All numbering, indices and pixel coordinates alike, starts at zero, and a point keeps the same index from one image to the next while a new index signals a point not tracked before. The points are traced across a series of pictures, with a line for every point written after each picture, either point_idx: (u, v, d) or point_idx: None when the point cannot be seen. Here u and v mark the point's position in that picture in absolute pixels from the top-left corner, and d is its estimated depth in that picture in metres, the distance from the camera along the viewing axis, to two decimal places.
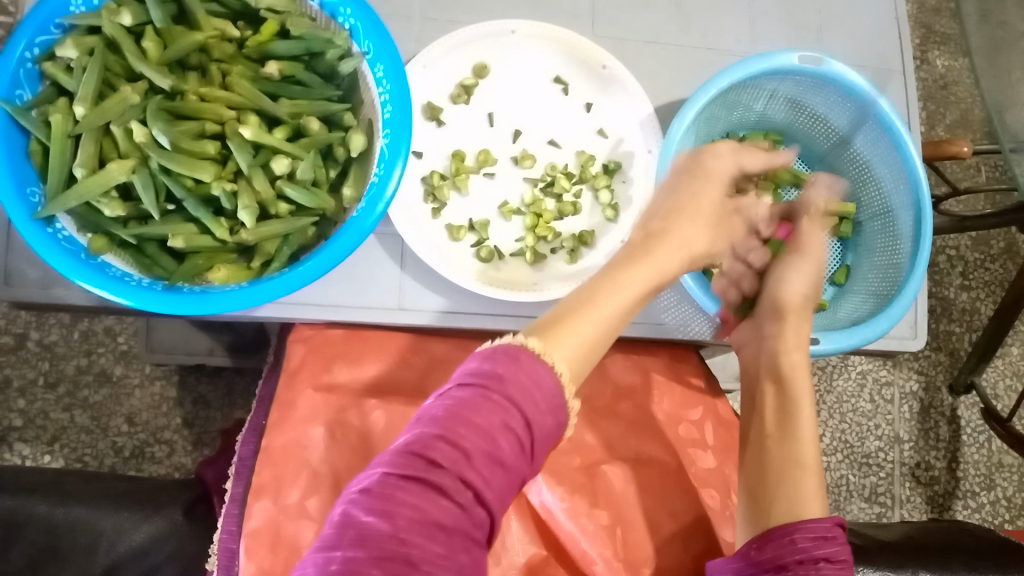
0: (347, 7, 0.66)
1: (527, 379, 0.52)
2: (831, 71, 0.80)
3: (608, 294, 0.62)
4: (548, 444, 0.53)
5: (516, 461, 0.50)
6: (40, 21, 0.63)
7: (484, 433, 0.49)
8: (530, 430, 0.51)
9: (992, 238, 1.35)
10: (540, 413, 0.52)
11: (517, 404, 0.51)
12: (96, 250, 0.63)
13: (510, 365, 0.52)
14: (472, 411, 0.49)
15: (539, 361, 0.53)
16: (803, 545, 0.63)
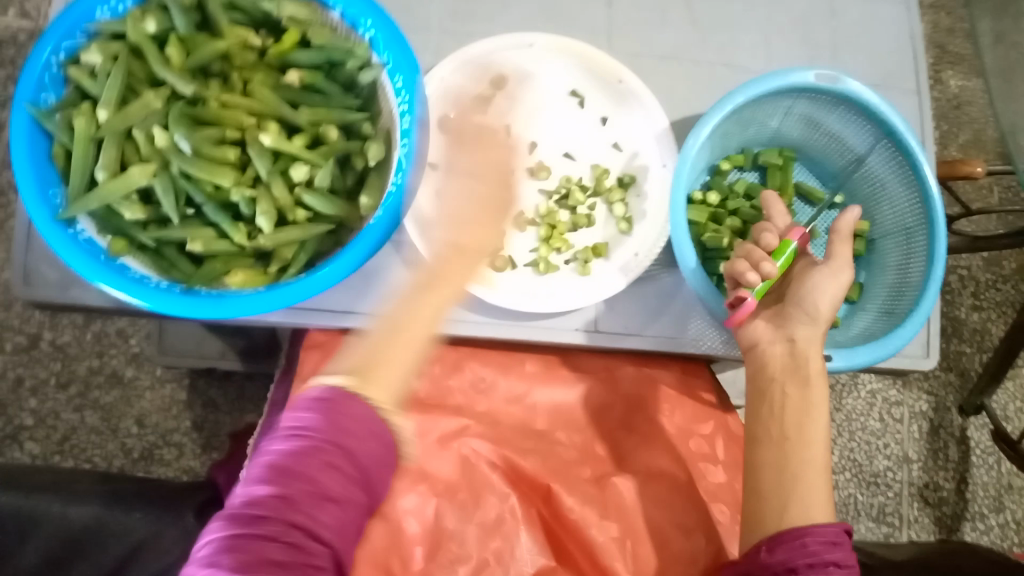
0: (367, 19, 0.67)
1: (341, 420, 0.54)
2: (847, 90, 0.81)
3: (389, 329, 0.58)
4: (379, 466, 0.55)
5: (353, 492, 0.53)
6: (67, 27, 0.64)
7: (315, 473, 0.52)
8: (355, 460, 0.54)
9: (1005, 258, 1.34)
10: (358, 443, 0.54)
11: (342, 446, 0.53)
12: (115, 252, 0.64)
13: (328, 410, 0.54)
14: (308, 456, 0.52)
15: (356, 402, 0.54)
16: (814, 548, 0.63)
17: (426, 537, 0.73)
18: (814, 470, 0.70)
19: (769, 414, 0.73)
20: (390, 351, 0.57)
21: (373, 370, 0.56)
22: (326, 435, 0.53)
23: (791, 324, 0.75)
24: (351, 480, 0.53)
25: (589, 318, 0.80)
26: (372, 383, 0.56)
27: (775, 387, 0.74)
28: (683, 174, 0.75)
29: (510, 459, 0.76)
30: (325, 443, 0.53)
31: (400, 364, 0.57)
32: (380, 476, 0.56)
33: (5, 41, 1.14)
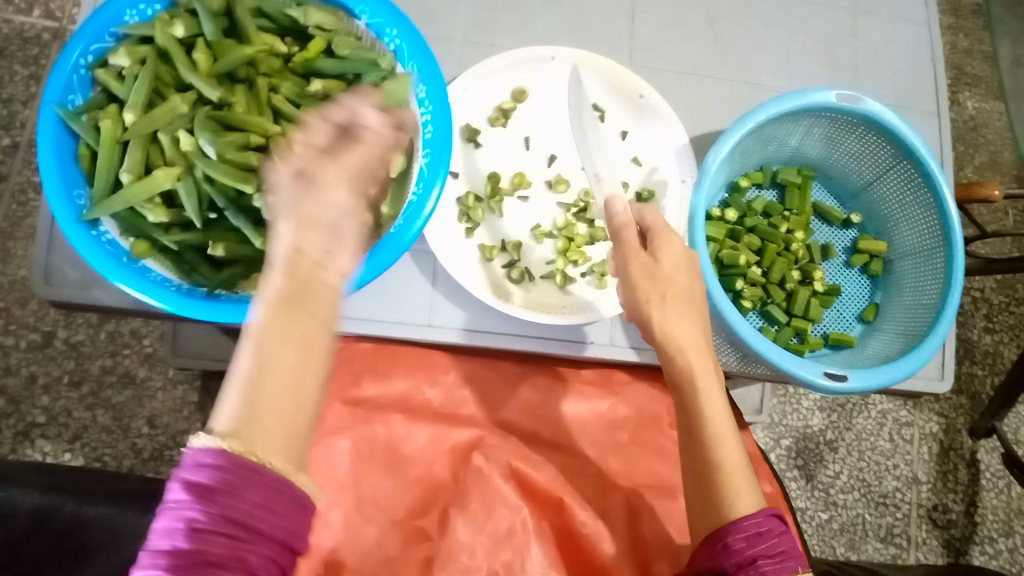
0: (393, 29, 0.68)
1: (219, 475, 0.39)
2: (869, 110, 0.81)
3: (246, 378, 0.41)
4: (285, 517, 0.40)
5: (257, 552, 0.39)
6: (95, 30, 0.64)
7: (191, 542, 0.38)
8: (245, 523, 0.39)
9: (1018, 282, 1.34)
10: (246, 495, 0.39)
11: (224, 500, 0.39)
12: (137, 254, 0.64)
13: (198, 469, 0.39)
14: (180, 533, 0.38)
15: (227, 457, 0.39)
16: (736, 547, 0.54)
17: (435, 547, 0.73)
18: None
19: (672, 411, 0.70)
20: (258, 397, 0.41)
21: (236, 426, 0.40)
22: (197, 496, 0.39)
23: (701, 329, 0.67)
24: (247, 542, 0.39)
25: (606, 333, 0.80)
26: (247, 435, 0.40)
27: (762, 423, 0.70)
28: (704, 188, 0.76)
29: (520, 472, 0.76)
30: (199, 507, 0.38)
31: (285, 409, 0.42)
32: (296, 525, 0.41)
33: (29, 40, 1.15)
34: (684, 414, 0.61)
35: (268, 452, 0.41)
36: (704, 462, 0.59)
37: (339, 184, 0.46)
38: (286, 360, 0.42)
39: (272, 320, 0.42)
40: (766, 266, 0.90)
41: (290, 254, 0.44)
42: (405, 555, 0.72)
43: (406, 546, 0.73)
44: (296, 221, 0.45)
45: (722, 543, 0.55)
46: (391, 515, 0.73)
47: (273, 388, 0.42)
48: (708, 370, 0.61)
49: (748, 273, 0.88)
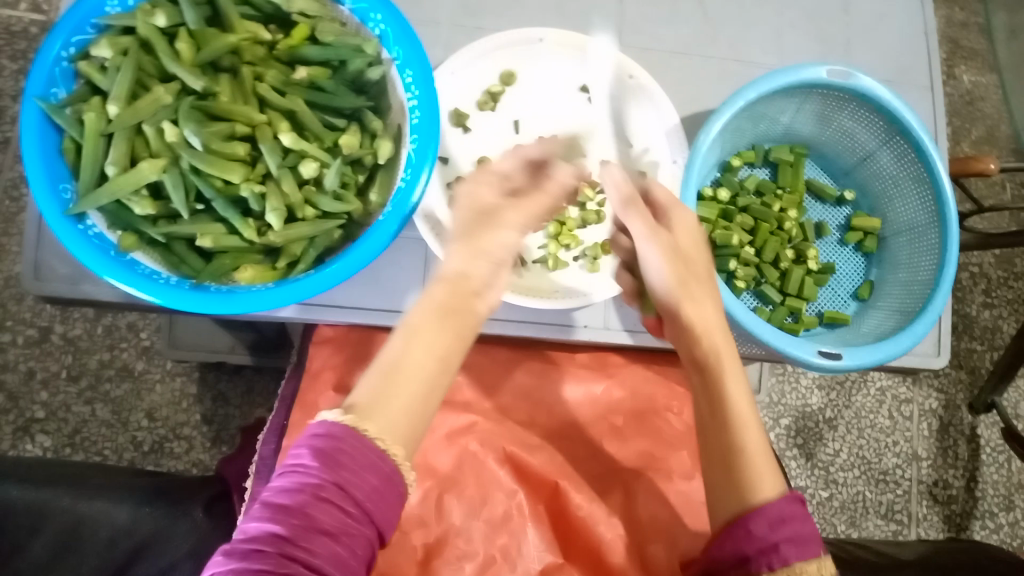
0: (378, 13, 0.66)
1: (346, 449, 0.49)
2: (861, 86, 0.80)
3: (387, 368, 0.54)
4: (387, 502, 0.50)
5: (362, 529, 0.49)
6: (76, 22, 0.64)
7: (308, 505, 0.47)
8: (354, 494, 0.48)
9: (1017, 256, 1.33)
10: (363, 473, 0.49)
11: (340, 472, 0.49)
12: (125, 247, 0.64)
13: (326, 441, 0.49)
14: (298, 493, 0.47)
15: (353, 436, 0.50)
16: (759, 532, 0.53)
17: (432, 534, 0.73)
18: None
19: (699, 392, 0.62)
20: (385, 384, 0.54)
21: (367, 407, 0.52)
22: (323, 465, 0.48)
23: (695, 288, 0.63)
24: (351, 516, 0.48)
25: (600, 316, 0.80)
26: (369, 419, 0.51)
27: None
28: (695, 167, 0.75)
29: (515, 456, 0.77)
30: (324, 476, 0.48)
31: (408, 408, 0.53)
32: (394, 511, 0.51)
33: (16, 34, 1.14)
34: (710, 403, 0.60)
35: (380, 434, 0.51)
36: (726, 444, 0.58)
37: (514, 225, 0.61)
38: (424, 366, 0.55)
39: (416, 331, 0.56)
40: (759, 245, 0.90)
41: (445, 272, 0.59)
42: (402, 541, 0.72)
43: (403, 532, 0.73)
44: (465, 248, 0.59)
45: (744, 527, 0.54)
46: None
47: (408, 385, 0.54)
48: (732, 359, 0.61)
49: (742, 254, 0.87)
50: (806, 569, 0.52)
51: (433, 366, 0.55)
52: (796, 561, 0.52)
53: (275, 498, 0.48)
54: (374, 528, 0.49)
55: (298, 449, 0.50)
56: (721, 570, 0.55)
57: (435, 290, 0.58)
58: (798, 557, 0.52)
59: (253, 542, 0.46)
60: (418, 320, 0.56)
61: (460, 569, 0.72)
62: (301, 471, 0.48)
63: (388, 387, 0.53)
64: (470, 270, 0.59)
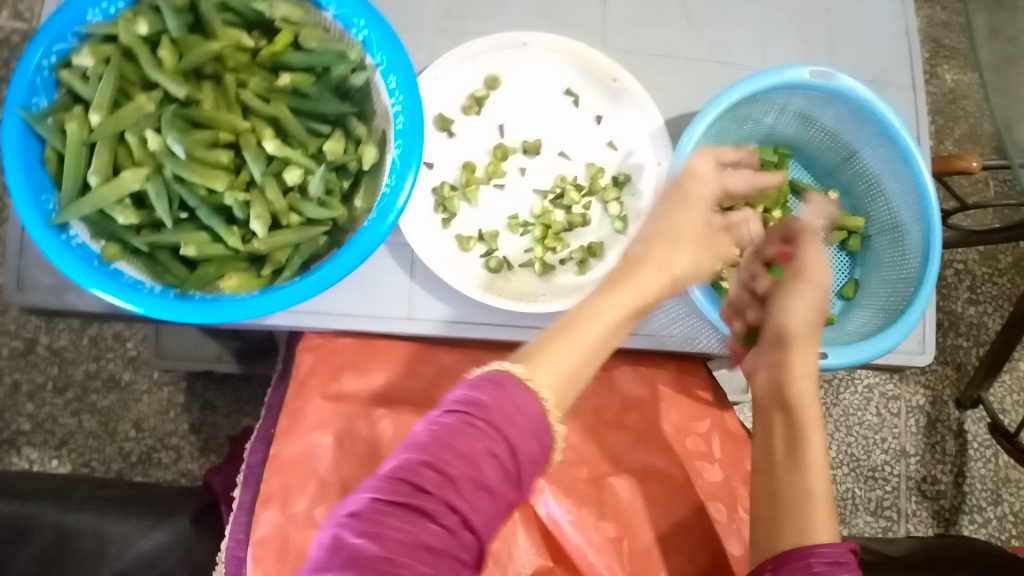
0: (361, 19, 0.67)
1: (508, 401, 0.52)
2: (842, 86, 0.80)
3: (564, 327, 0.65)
4: (537, 468, 0.53)
5: (513, 483, 0.51)
6: (58, 30, 0.63)
7: (465, 453, 0.49)
8: (510, 448, 0.51)
9: (1001, 253, 1.34)
10: (526, 436, 0.52)
11: (504, 429, 0.51)
12: (108, 257, 0.63)
13: (495, 391, 0.52)
14: (449, 437, 0.49)
15: (518, 389, 0.53)
16: (819, 570, 0.59)
17: None
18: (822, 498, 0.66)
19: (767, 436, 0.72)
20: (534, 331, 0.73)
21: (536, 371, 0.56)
22: (480, 410, 0.51)
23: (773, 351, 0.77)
24: (508, 471, 0.51)
25: None
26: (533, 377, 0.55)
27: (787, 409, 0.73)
28: None
29: None
30: (481, 427, 0.50)
31: (563, 372, 0.61)
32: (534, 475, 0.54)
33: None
34: (791, 443, 0.71)
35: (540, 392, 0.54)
36: (795, 486, 0.67)
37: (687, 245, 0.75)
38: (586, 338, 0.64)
39: (607, 298, 0.68)
40: None
41: (631, 257, 0.73)
42: None
43: None
44: (648, 237, 0.74)
45: (805, 563, 0.60)
46: None
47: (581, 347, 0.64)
48: (813, 405, 0.73)
49: None
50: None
51: (609, 333, 0.67)
52: None
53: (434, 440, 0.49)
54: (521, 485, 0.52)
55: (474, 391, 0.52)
56: None
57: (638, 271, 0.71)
58: None
59: (410, 475, 0.48)
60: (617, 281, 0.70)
61: None
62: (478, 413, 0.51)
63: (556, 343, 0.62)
64: (664, 261, 0.73)
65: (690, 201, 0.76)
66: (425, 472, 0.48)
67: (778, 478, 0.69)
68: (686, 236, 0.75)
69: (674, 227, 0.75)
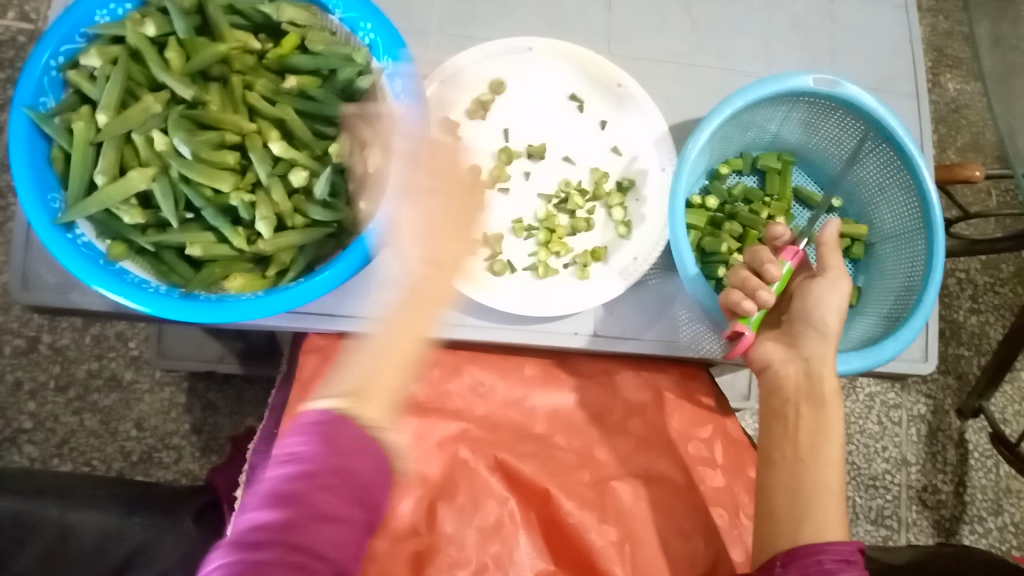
0: (367, 22, 0.68)
1: (345, 442, 0.55)
2: (846, 94, 0.81)
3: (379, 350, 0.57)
4: (379, 486, 0.57)
5: (356, 508, 0.56)
6: (65, 31, 0.63)
7: (324, 491, 0.54)
8: (359, 485, 0.56)
9: (1003, 262, 1.35)
10: (363, 467, 0.56)
11: (341, 466, 0.55)
12: (114, 256, 0.63)
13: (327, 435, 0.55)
14: (320, 477, 0.54)
15: (348, 425, 0.56)
16: (830, 566, 0.62)
17: (424, 541, 0.73)
18: (827, 491, 0.68)
19: (783, 434, 0.72)
20: (382, 374, 0.57)
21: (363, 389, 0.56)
22: (329, 455, 0.54)
23: (802, 342, 0.74)
24: (345, 500, 0.55)
25: (590, 322, 0.80)
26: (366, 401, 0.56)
27: (789, 407, 0.73)
28: (683, 176, 0.75)
29: (506, 464, 0.76)
30: (340, 464, 0.54)
31: (394, 384, 0.57)
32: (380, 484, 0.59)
33: (4, 43, 1.13)
34: (808, 441, 0.71)
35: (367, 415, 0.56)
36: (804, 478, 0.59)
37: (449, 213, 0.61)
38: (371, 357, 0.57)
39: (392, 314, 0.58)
40: None
41: (420, 257, 0.60)
42: (395, 550, 0.72)
43: (395, 541, 0.72)
44: (418, 241, 0.60)
45: (817, 559, 0.63)
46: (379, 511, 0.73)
47: (379, 377, 0.57)
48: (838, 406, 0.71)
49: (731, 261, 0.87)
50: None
51: (394, 345, 0.57)
52: None
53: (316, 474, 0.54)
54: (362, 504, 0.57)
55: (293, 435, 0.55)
56: None
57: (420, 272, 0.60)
58: None
59: (294, 501, 0.53)
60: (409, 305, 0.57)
61: None
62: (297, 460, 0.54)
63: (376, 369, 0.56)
64: (432, 255, 0.59)
65: (426, 156, 0.65)
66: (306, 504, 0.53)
67: (790, 474, 0.69)
68: (448, 226, 0.60)
69: (439, 217, 0.61)
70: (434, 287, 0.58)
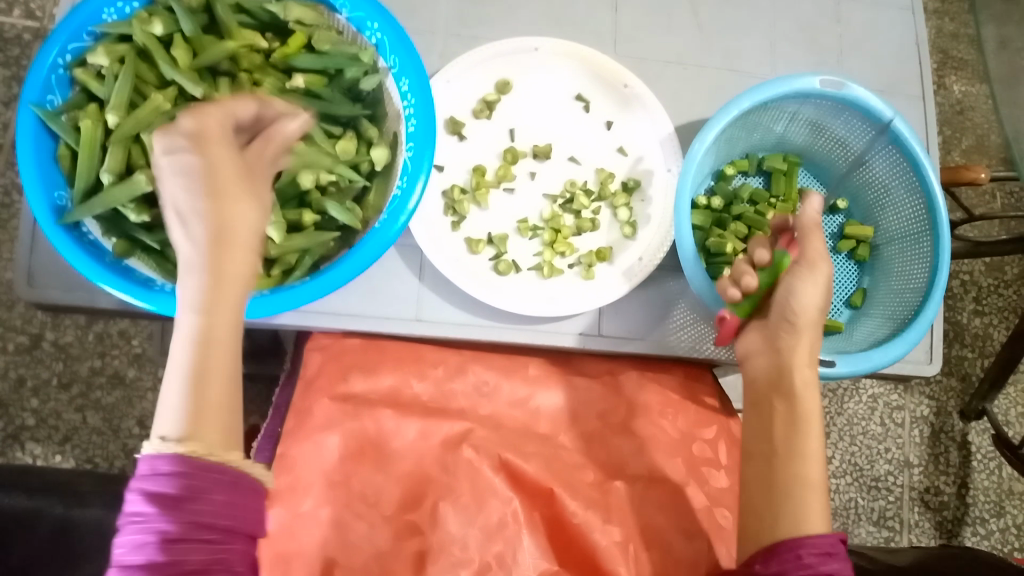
0: (374, 22, 0.67)
1: (189, 483, 0.48)
2: (852, 95, 0.81)
3: (188, 368, 0.50)
4: (248, 507, 0.50)
5: (232, 545, 0.49)
6: (74, 28, 0.64)
7: (170, 551, 0.46)
8: (208, 523, 0.47)
9: (1007, 264, 1.34)
10: (211, 497, 0.48)
11: (186, 509, 0.47)
12: (119, 254, 0.64)
13: (162, 480, 0.47)
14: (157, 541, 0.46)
15: (179, 465, 0.47)
16: (809, 560, 0.59)
17: (428, 541, 0.72)
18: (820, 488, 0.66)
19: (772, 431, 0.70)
20: (208, 393, 0.50)
21: (191, 422, 0.49)
22: (164, 508, 0.47)
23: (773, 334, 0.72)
24: (214, 541, 0.48)
25: (593, 322, 0.80)
26: (195, 434, 0.49)
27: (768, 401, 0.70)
28: (689, 176, 0.75)
29: (511, 464, 0.76)
30: (176, 516, 0.47)
31: (217, 405, 0.50)
32: (259, 512, 0.51)
33: (8, 40, 1.13)
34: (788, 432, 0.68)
35: (211, 448, 0.49)
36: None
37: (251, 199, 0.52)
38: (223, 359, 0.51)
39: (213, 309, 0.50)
40: None
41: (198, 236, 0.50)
42: (398, 549, 0.71)
43: (398, 540, 0.72)
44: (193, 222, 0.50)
45: (794, 553, 0.60)
46: (381, 510, 0.73)
47: (216, 386, 0.50)
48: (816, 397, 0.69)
49: None
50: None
51: (218, 355, 0.51)
52: None
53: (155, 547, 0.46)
54: (241, 537, 0.50)
55: (130, 497, 0.48)
56: None
57: (189, 279, 0.50)
58: None
59: None
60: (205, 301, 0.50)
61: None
62: (137, 521, 0.47)
63: (201, 390, 0.50)
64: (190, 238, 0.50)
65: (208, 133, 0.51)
66: None
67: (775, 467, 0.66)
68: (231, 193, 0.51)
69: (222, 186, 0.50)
70: (227, 273, 0.50)
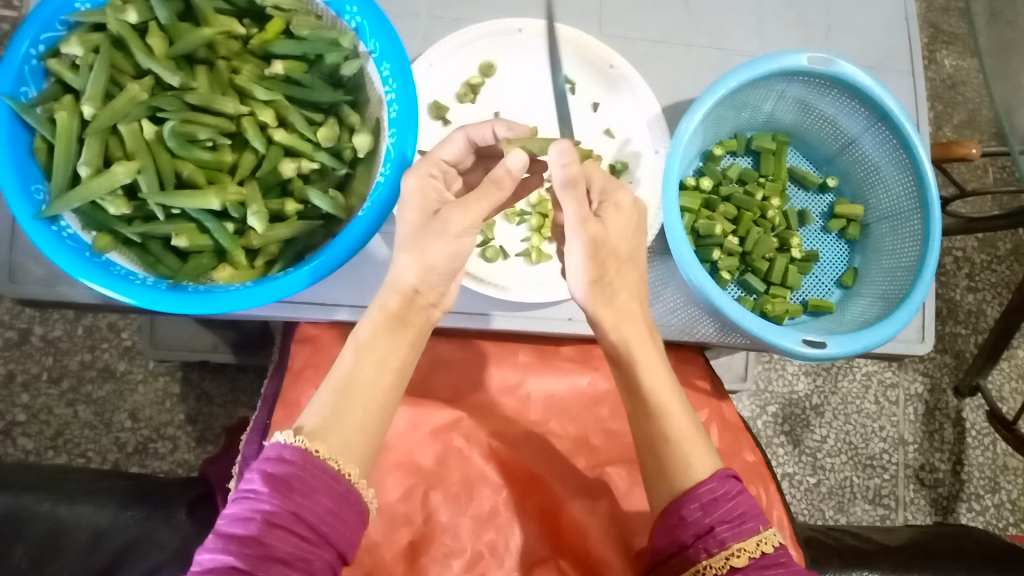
0: (353, 6, 0.65)
1: (302, 476, 0.51)
2: (841, 73, 0.80)
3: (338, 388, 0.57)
4: (344, 520, 0.52)
5: (320, 551, 0.50)
6: (45, 18, 0.62)
7: (263, 533, 0.49)
8: (308, 520, 0.50)
9: (999, 240, 1.34)
10: (315, 496, 0.51)
11: (294, 497, 0.50)
12: (100, 248, 0.62)
13: (283, 465, 0.51)
14: (257, 521, 0.49)
15: (297, 453, 0.52)
16: (692, 517, 0.56)
17: (419, 531, 0.73)
18: None
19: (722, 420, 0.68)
20: (346, 412, 0.56)
21: (318, 428, 0.54)
22: (274, 491, 0.50)
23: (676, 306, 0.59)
24: (308, 540, 0.50)
25: None
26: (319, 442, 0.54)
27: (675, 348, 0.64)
28: (677, 158, 0.74)
29: (499, 451, 0.77)
30: (275, 502, 0.50)
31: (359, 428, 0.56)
32: (355, 530, 0.53)
33: None
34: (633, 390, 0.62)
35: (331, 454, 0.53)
36: (652, 434, 0.61)
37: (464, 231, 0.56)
38: (371, 385, 0.57)
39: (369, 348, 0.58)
40: (742, 234, 0.89)
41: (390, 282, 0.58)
42: (389, 540, 0.72)
43: (389, 531, 0.72)
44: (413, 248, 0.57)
45: (678, 514, 0.57)
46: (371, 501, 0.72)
47: (361, 403, 0.57)
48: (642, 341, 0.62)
49: (725, 243, 0.87)
50: (743, 545, 0.55)
51: (366, 386, 0.57)
52: (732, 542, 0.55)
53: (244, 527, 0.49)
54: (321, 561, 0.50)
55: (250, 475, 0.52)
56: (665, 558, 0.57)
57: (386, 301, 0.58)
58: (733, 538, 0.55)
59: (212, 570, 0.48)
60: (378, 338, 0.58)
61: (447, 566, 0.71)
62: (247, 498, 0.50)
63: (338, 410, 0.56)
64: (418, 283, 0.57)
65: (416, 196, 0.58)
66: (226, 562, 0.48)
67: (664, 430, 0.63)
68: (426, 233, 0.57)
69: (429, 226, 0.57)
70: (403, 311, 0.59)
